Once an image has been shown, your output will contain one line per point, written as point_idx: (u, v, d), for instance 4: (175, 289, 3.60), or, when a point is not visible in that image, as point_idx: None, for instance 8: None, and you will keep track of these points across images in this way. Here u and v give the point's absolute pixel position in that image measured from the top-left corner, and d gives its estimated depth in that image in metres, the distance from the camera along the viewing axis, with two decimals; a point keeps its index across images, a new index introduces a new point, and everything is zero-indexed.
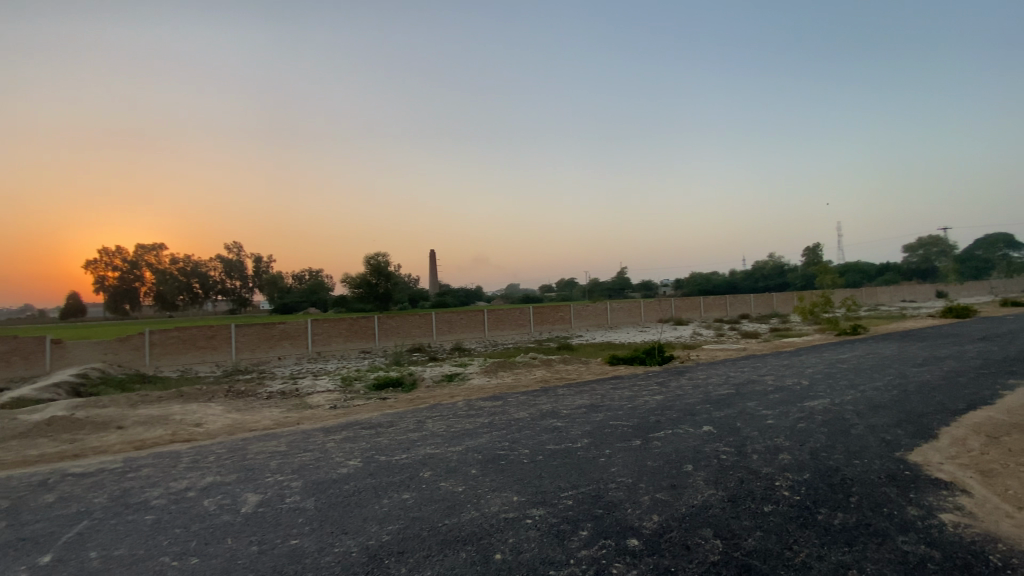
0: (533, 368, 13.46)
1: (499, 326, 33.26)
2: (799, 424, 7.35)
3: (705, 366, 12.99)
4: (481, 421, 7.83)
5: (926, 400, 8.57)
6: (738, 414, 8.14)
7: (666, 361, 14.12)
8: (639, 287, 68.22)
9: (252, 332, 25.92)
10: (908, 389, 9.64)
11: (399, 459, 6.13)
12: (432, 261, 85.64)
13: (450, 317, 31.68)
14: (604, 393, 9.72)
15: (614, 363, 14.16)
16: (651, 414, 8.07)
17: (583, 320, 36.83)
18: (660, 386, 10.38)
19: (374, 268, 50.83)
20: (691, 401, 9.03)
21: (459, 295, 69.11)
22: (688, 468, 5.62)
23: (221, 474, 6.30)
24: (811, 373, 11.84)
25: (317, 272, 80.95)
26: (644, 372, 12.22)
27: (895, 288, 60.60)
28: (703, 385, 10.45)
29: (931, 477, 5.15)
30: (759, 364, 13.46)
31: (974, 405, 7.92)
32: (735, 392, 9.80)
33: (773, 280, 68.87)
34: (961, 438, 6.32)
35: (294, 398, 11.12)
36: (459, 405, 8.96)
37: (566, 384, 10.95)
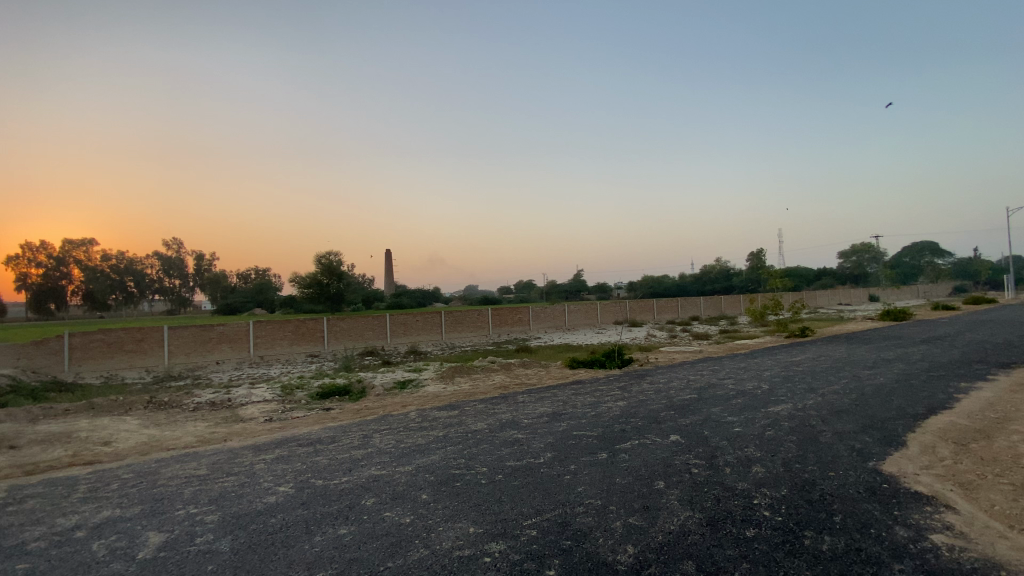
0: (490, 372, 12.81)
1: (457, 328, 32.42)
2: (767, 431, 7.07)
3: (666, 369, 12.77)
4: (434, 434, 7.10)
5: (886, 404, 8.56)
6: (704, 420, 7.80)
7: (627, 364, 13.82)
8: (595, 290, 68.92)
9: (187, 334, 23.94)
10: (865, 392, 9.69)
11: (339, 484, 5.35)
12: (387, 261, 83.39)
13: (405, 319, 30.55)
14: (565, 400, 9.18)
15: (574, 367, 13.71)
16: (615, 421, 7.58)
17: (541, 322, 36.54)
18: (623, 390, 9.97)
19: (327, 268, 48.81)
20: (656, 407, 8.64)
21: (415, 296, 67.56)
22: (660, 485, 5.12)
23: (122, 507, 5.29)
24: (770, 377, 11.81)
25: (264, 271, 77.14)
26: (605, 376, 11.83)
27: (834, 292, 63.97)
28: (666, 389, 10.13)
29: (911, 491, 4.91)
30: (718, 367, 13.38)
31: (933, 411, 7.97)
32: (698, 396, 9.51)
33: (722, 284, 71.28)
34: (930, 446, 6.23)
35: (226, 409, 9.99)
36: (411, 416, 8.20)
37: (526, 390, 10.36)
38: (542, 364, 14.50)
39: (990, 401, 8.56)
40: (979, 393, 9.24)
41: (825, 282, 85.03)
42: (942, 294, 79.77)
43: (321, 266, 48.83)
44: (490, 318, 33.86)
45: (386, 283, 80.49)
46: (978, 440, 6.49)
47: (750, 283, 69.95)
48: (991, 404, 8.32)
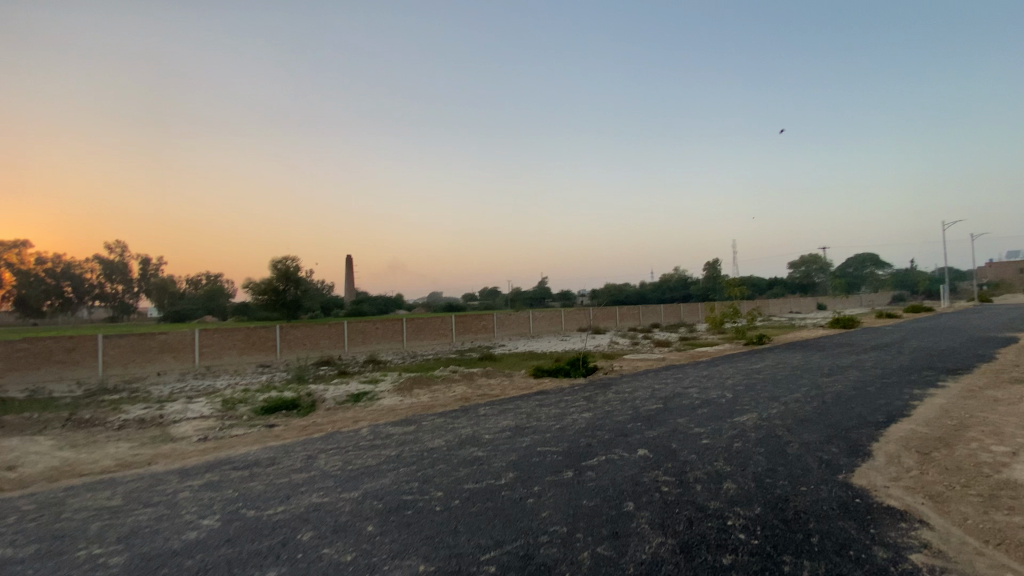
0: (451, 383, 12.27)
1: (419, 335, 31.60)
2: (735, 443, 6.86)
3: (630, 377, 12.56)
4: (387, 454, 6.53)
5: (847, 412, 8.57)
6: (671, 432, 7.52)
7: (591, 372, 13.55)
8: (559, 297, 69.23)
9: (125, 344, 22.24)
10: (826, 400, 9.72)
11: (274, 516, 4.74)
12: (348, 267, 81.12)
13: (364, 327, 29.53)
14: (528, 412, 8.76)
15: (538, 376, 13.34)
16: (581, 435, 7.21)
17: (505, 329, 36.11)
18: (587, 401, 9.64)
19: (283, 274, 46.99)
20: (622, 417, 8.33)
21: (376, 302, 65.90)
22: (629, 507, 4.75)
23: (11, 548, 4.52)
24: (733, 384, 11.78)
25: (216, 276, 73.57)
26: (569, 386, 11.50)
27: (786, 300, 66.54)
28: (631, 398, 9.88)
29: (885, 506, 4.72)
30: (682, 374, 13.30)
31: (893, 419, 7.99)
32: (664, 406, 9.28)
33: (682, 292, 72.92)
34: (895, 456, 6.15)
35: (157, 428, 9.07)
36: (362, 434, 7.58)
37: (487, 402, 9.89)
38: (505, 373, 14.06)
39: (944, 408, 8.69)
40: (933, 400, 9.41)
41: (777, 291, 88.44)
42: (883, 303, 84.35)
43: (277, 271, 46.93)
44: (453, 325, 33.18)
45: (346, 290, 78.27)
46: (939, 449, 6.46)
47: (708, 291, 71.85)
48: (945, 411, 8.43)
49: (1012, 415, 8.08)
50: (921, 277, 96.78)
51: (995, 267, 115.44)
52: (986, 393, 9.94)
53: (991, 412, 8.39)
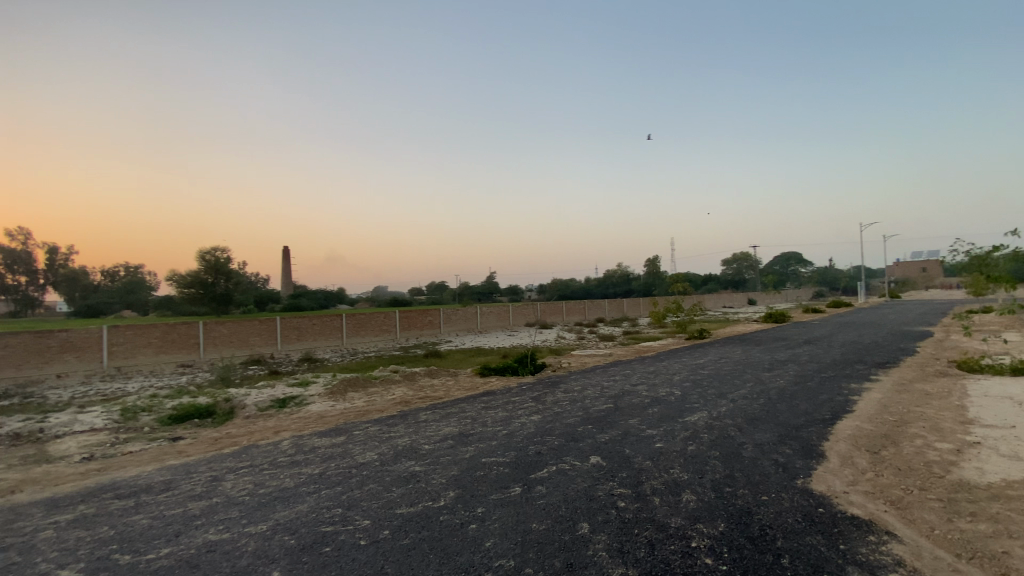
0: (391, 384, 11.42)
1: (359, 332, 30.13)
2: (690, 447, 6.53)
3: (579, 374, 12.21)
4: (309, 475, 5.69)
5: (794, 409, 8.54)
6: (625, 434, 7.11)
7: (539, 369, 13.06)
8: (506, 292, 68.94)
9: (15, 343, 19.54)
10: (772, 396, 9.73)
11: (156, 563, 3.84)
12: (285, 259, 76.91)
13: (300, 323, 27.79)
14: (472, 416, 8.13)
15: (484, 375, 12.71)
16: (529, 441, 6.66)
17: (452, 325, 35.22)
18: (535, 402, 9.12)
19: (212, 266, 43.90)
20: (572, 419, 7.87)
21: (316, 296, 62.89)
22: (583, 529, 4.21)
23: None
24: (681, 380, 11.66)
25: (136, 268, 67.60)
26: (517, 385, 10.97)
27: (722, 296, 69.61)
28: (581, 397, 9.48)
29: (849, 516, 4.45)
30: (630, 370, 13.10)
31: (837, 415, 8.02)
32: (615, 406, 8.90)
33: (626, 287, 74.62)
34: (848, 456, 6.02)
35: (33, 446, 7.69)
36: (281, 451, 6.66)
37: (429, 405, 9.16)
38: (450, 372, 13.35)
39: (881, 403, 8.87)
40: (870, 394, 9.61)
41: (714, 287, 92.66)
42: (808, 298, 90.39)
43: (205, 263, 43.72)
44: (397, 321, 31.93)
45: (284, 283, 74.22)
46: (887, 448, 6.42)
47: (651, 286, 74.01)
48: (884, 407, 8.60)
49: (945, 410, 8.33)
50: (841, 275, 104.58)
51: (902, 265, 126.65)
52: (915, 387, 10.34)
53: (925, 406, 8.64)
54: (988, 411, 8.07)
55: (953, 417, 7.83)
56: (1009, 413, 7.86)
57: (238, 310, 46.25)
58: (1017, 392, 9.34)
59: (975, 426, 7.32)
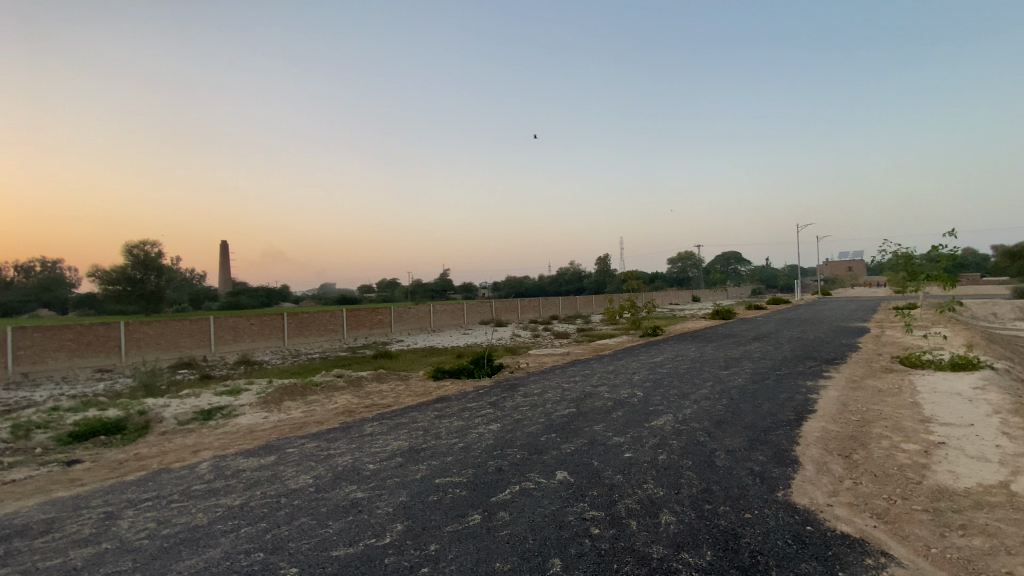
0: (334, 391, 10.47)
1: (303, 331, 28.46)
2: (661, 455, 6.09)
3: (538, 374, 11.67)
4: (229, 510, 4.80)
5: (758, 409, 8.33)
6: (591, 441, 6.58)
7: (495, 371, 12.44)
8: (459, 289, 67.88)
9: None
10: (734, 395, 9.56)
11: None
12: (224, 253, 72.44)
13: (236, 323, 25.86)
14: (423, 427, 7.40)
15: (438, 378, 11.92)
16: (487, 455, 6.01)
17: (403, 323, 33.96)
18: (492, 408, 8.49)
19: (139, 261, 40.44)
20: (534, 426, 7.29)
21: (257, 294, 59.44)
22: (556, 567, 3.61)
23: None
24: (642, 378, 11.35)
25: (53, 263, 61.67)
26: (473, 388, 10.29)
27: (671, 294, 71.54)
28: (542, 400, 8.93)
29: (840, 535, 4.10)
30: (589, 368, 12.71)
31: (802, 414, 7.88)
32: (577, 408, 8.39)
33: (578, 285, 75.34)
34: (822, 462, 5.77)
35: None
36: (199, 479, 5.72)
37: (377, 415, 8.33)
38: (400, 376, 12.51)
39: (841, 401, 8.86)
40: (827, 392, 9.61)
41: (663, 285, 95.30)
42: (749, 296, 94.68)
43: (131, 258, 40.21)
44: (344, 320, 30.40)
45: (222, 279, 69.90)
46: (857, 451, 6.25)
47: (602, 283, 75.15)
48: (844, 405, 8.58)
49: (902, 408, 8.40)
50: (779, 273, 110.31)
51: (832, 264, 135.31)
52: (868, 384, 10.51)
53: (883, 404, 8.70)
54: (942, 409, 8.18)
55: (911, 415, 7.88)
56: (961, 411, 8.01)
57: (169, 308, 42.88)
58: (962, 389, 9.63)
59: (934, 425, 7.34)
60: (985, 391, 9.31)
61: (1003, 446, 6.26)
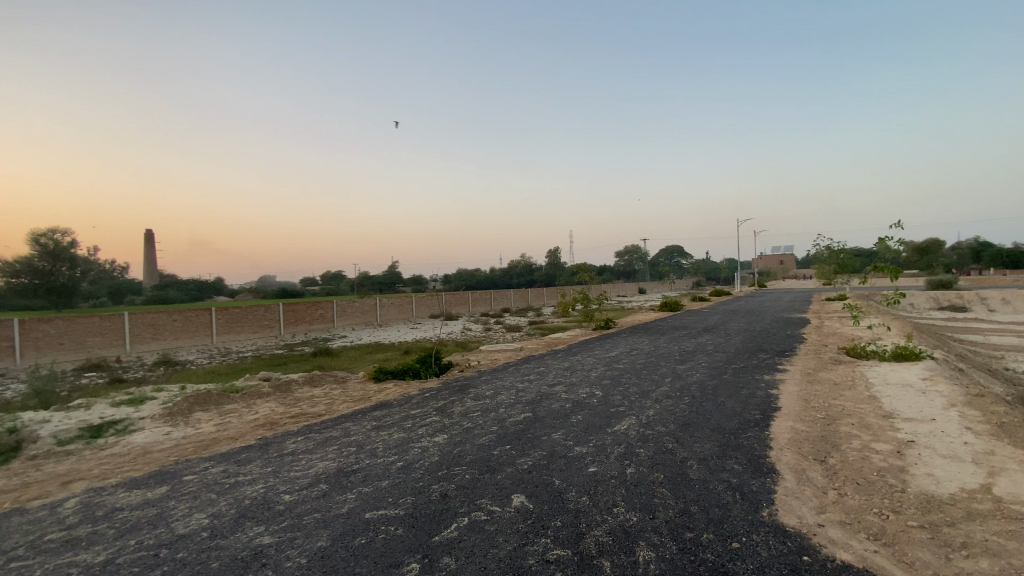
0: (258, 400, 9.19)
1: (234, 328, 26.27)
2: (629, 466, 5.40)
3: (490, 372, 10.81)
4: (85, 573, 3.65)
5: (722, 407, 7.88)
6: (551, 453, 5.80)
7: (443, 370, 11.46)
8: (408, 282, 65.84)
9: None
10: (695, 391, 9.08)
11: None
12: (149, 243, 66.83)
13: (156, 319, 23.43)
14: (356, 442, 6.40)
15: (379, 380, 10.83)
16: (430, 477, 5.12)
17: (347, 318, 32.18)
18: (439, 414, 7.58)
19: (47, 251, 36.30)
20: (485, 436, 6.45)
21: (187, 288, 55.08)
22: None
23: None
24: (599, 373, 10.74)
25: None
26: (418, 391, 9.31)
27: (619, 287, 72.62)
28: (494, 403, 8.09)
29: (840, 566, 3.53)
30: (543, 364, 12.00)
31: (768, 412, 7.50)
32: (533, 411, 7.59)
33: (529, 278, 75.11)
34: (800, 470, 5.29)
35: None
36: (59, 527, 4.50)
37: (304, 429, 7.22)
38: (338, 378, 11.29)
39: (802, 397, 8.58)
40: (786, 387, 9.34)
41: (611, 278, 96.97)
42: (692, 288, 98.04)
43: (37, 247, 36.02)
44: (281, 315, 28.36)
45: (147, 271, 64.44)
46: (832, 454, 5.84)
47: (553, 276, 75.39)
48: (806, 400, 8.33)
49: (861, 402, 8.24)
50: (719, 265, 114.99)
51: (767, 258, 142.54)
52: (823, 376, 10.43)
53: (842, 398, 8.52)
54: (899, 403, 8.07)
55: (872, 410, 7.70)
56: (918, 405, 7.92)
57: (85, 304, 38.76)
58: (913, 381, 9.65)
59: (897, 421, 7.14)
60: (935, 383, 9.38)
61: (972, 443, 6.07)
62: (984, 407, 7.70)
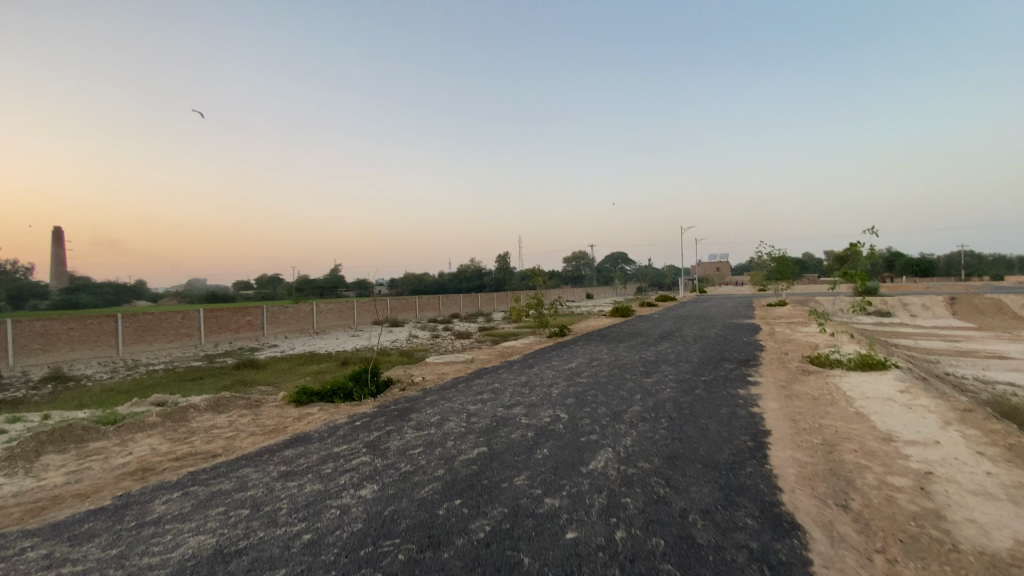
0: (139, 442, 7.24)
1: (145, 336, 23.17)
2: (617, 528, 4.10)
3: (437, 391, 9.32)
4: None
5: (707, 431, 6.82)
6: (515, 510, 4.42)
7: (380, 389, 9.84)
8: (352, 286, 62.52)
9: None
10: (670, 409, 8.00)
11: None
12: (57, 242, 59.91)
13: (47, 327, 20.15)
14: (254, 505, 4.77)
15: (302, 403, 9.09)
16: (347, 564, 3.60)
17: (279, 325, 29.44)
18: (370, 454, 6.04)
19: None
20: (429, 486, 4.99)
21: (102, 293, 49.28)
22: None
23: None
24: (561, 390, 9.47)
25: None
26: (348, 419, 7.68)
27: (570, 293, 72.49)
28: (441, 433, 6.65)
29: None
30: (496, 378, 10.64)
31: (760, 438, 6.50)
32: (488, 444, 6.17)
33: (479, 283, 73.65)
34: (828, 526, 4.21)
35: None
36: None
37: (188, 486, 5.48)
38: (250, 404, 9.41)
39: (788, 415, 7.72)
40: (766, 403, 8.48)
41: (561, 283, 96.92)
42: (638, 294, 99.96)
43: None
44: (201, 321, 25.48)
45: (55, 272, 57.50)
46: (853, 497, 4.84)
47: (503, 280, 74.48)
48: (794, 419, 7.46)
49: (851, 420, 7.48)
50: (663, 272, 118.25)
51: (706, 265, 147.98)
52: (799, 389, 9.71)
53: (829, 416, 7.73)
54: (891, 421, 7.37)
55: (867, 432, 6.91)
56: (911, 424, 7.24)
57: None
58: (891, 393, 9.10)
59: (901, 446, 6.35)
60: (914, 397, 8.85)
61: (995, 475, 5.31)
62: (979, 425, 7.11)
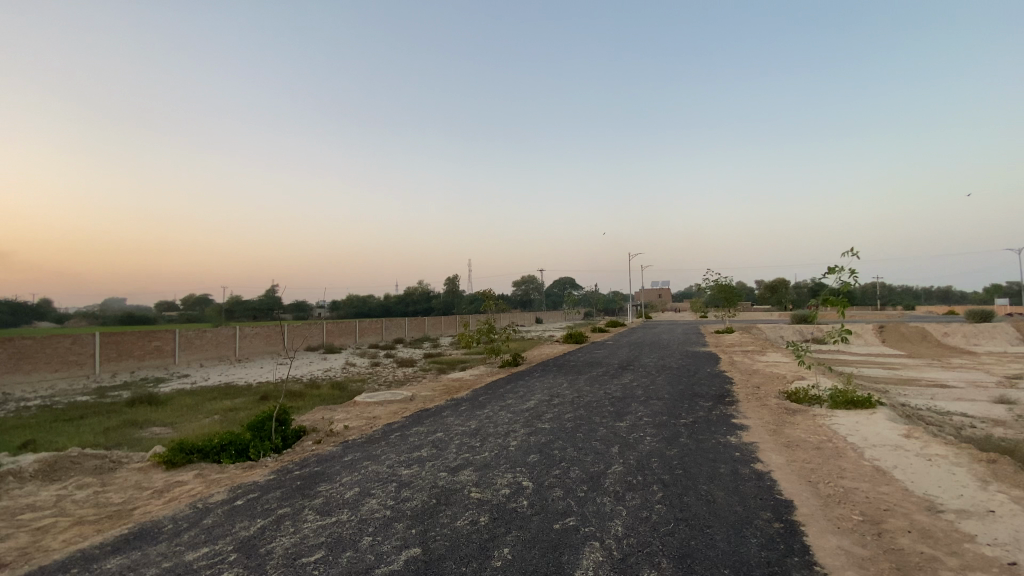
0: None
1: (21, 364, 19.32)
2: None
3: (361, 446, 7.21)
4: None
5: (716, 504, 5.19)
6: None
7: (287, 444, 7.66)
8: (289, 309, 58.18)
9: None
10: (659, 470, 6.33)
11: None
12: None
13: None
14: None
15: (174, 466, 6.77)
16: None
17: (193, 352, 25.92)
18: (240, 566, 3.96)
19: None
20: None
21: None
22: None
23: None
24: (520, 441, 7.61)
25: None
26: (228, 495, 5.49)
27: (520, 317, 71.16)
28: (355, 525, 4.61)
29: None
30: (440, 425, 8.64)
31: (786, 515, 4.95)
32: (422, 544, 4.21)
33: (426, 306, 70.88)
34: None
35: None
36: None
37: None
38: (104, 467, 6.96)
39: (800, 474, 6.26)
40: (767, 456, 7.03)
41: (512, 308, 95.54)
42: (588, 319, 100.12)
43: None
44: (96, 347, 21.80)
45: None
46: None
47: (452, 303, 72.23)
48: (810, 482, 5.98)
49: (875, 480, 6.11)
50: (611, 298, 119.78)
51: (651, 293, 151.32)
52: (793, 435, 8.37)
53: (847, 474, 6.33)
54: (922, 482, 6.04)
55: (905, 499, 5.51)
56: (946, 484, 5.94)
57: None
58: (898, 439, 7.89)
59: (957, 521, 4.97)
60: (925, 443, 7.68)
61: None
62: (1021, 483, 5.93)
